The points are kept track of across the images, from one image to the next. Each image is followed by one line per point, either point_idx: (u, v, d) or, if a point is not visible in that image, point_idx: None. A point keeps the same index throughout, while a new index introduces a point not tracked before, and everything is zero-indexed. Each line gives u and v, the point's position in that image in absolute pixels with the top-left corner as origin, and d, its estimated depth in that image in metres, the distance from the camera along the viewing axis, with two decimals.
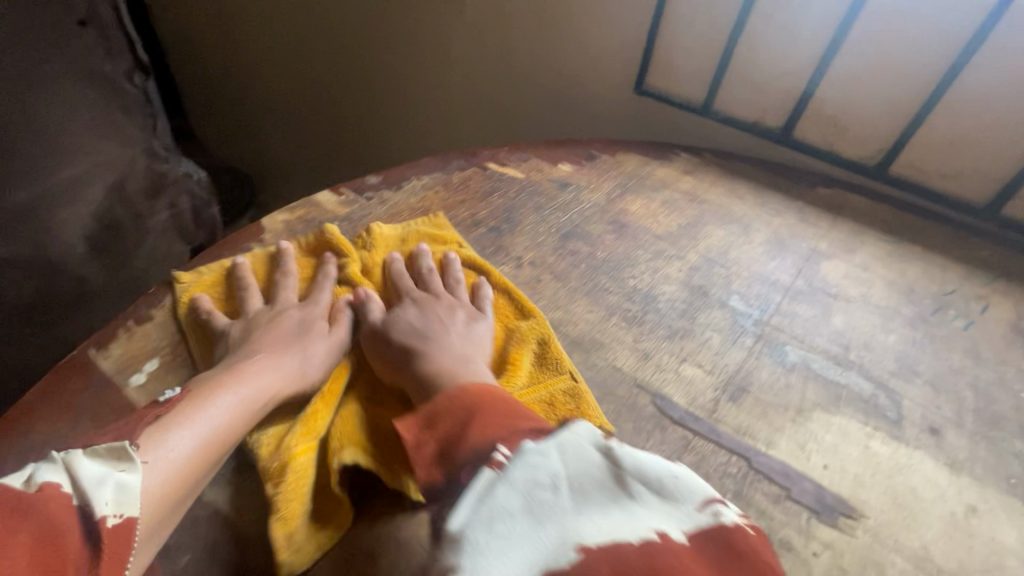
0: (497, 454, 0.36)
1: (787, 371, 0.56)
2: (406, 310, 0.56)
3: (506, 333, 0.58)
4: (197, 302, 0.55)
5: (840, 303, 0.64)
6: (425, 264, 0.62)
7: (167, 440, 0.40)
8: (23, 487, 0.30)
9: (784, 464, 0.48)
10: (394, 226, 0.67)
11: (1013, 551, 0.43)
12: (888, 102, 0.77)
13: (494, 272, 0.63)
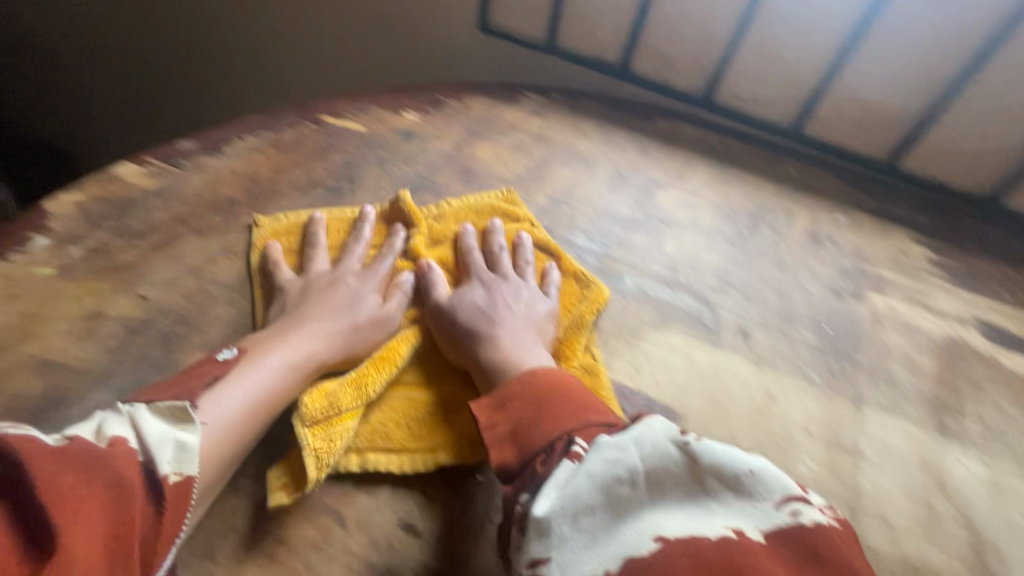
0: (575, 446, 0.39)
1: (624, 298, 0.60)
2: (466, 292, 0.58)
3: (566, 314, 0.58)
4: (270, 248, 0.57)
5: (671, 229, 0.70)
6: (496, 243, 0.63)
7: (220, 401, 0.42)
8: (96, 441, 0.33)
9: (619, 384, 0.53)
10: (469, 199, 0.68)
11: (799, 424, 0.51)
12: (707, 34, 0.82)
13: (565, 258, 0.64)
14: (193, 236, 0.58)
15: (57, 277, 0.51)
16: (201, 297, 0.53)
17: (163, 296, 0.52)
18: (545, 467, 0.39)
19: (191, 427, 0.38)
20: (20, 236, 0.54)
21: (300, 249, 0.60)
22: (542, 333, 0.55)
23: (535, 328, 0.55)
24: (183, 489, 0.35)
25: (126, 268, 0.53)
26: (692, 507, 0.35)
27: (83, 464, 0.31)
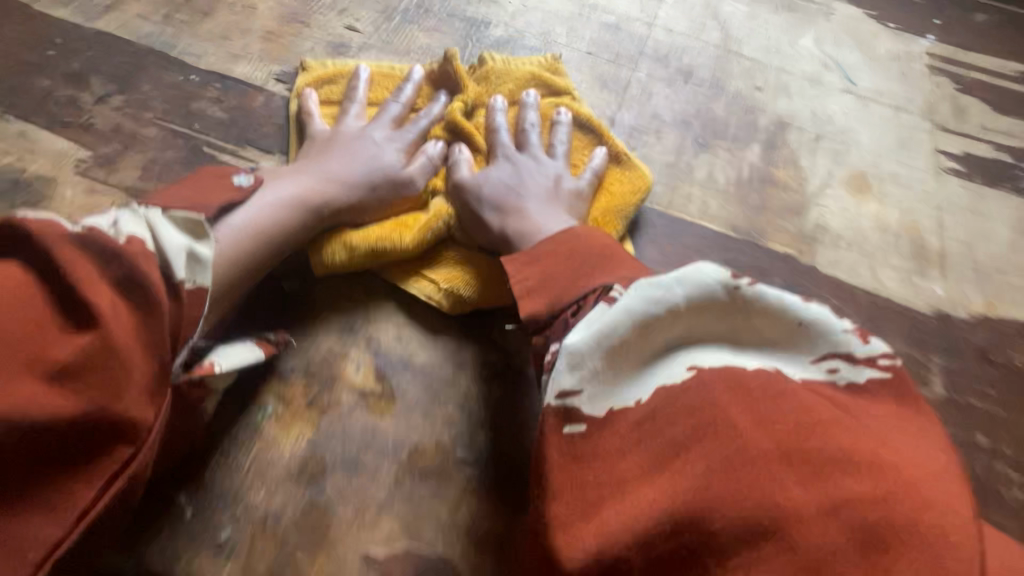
0: (614, 291, 0.38)
1: None
2: (497, 169, 0.52)
3: (601, 197, 0.53)
4: (306, 97, 0.54)
5: None
6: (527, 118, 0.55)
7: (231, 220, 0.42)
8: (112, 235, 0.33)
9: None
10: (510, 62, 0.59)
11: None
12: None
13: (613, 142, 0.56)
14: None
15: None
16: None
17: None
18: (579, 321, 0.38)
19: (208, 242, 0.37)
20: None
21: (336, 103, 0.56)
22: (573, 211, 0.51)
23: (571, 205, 0.51)
24: (194, 298, 0.35)
25: None
26: (718, 353, 0.34)
27: (96, 253, 0.32)
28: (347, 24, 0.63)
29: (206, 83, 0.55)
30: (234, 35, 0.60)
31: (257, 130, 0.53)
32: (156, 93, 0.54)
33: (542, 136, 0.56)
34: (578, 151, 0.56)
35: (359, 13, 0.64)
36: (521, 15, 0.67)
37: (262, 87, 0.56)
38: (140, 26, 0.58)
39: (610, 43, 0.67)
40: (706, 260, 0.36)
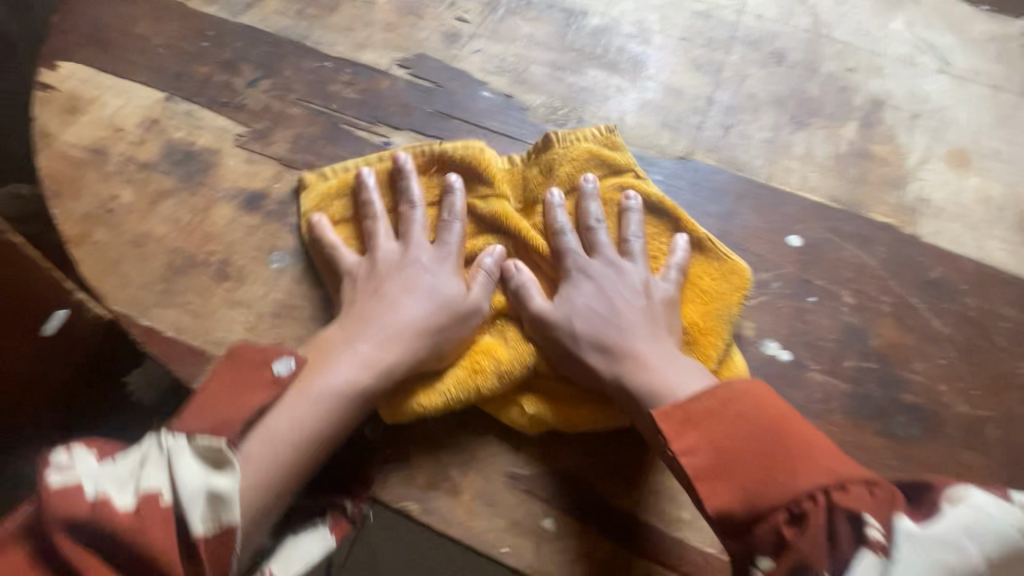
0: (868, 529, 0.32)
1: None
2: (580, 292, 0.47)
3: (691, 296, 0.48)
4: (319, 226, 0.49)
5: None
6: (590, 212, 0.50)
7: (268, 431, 0.40)
8: (122, 505, 0.35)
9: None
10: (558, 139, 0.53)
11: None
12: None
13: (696, 229, 0.51)
14: None
15: None
16: None
17: None
18: (806, 546, 0.33)
19: (229, 472, 0.37)
20: None
21: (351, 219, 0.51)
22: (670, 330, 0.45)
23: (664, 322, 0.46)
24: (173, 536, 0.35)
25: None
26: None
27: (131, 526, 0.35)
28: (457, 16, 0.68)
29: (338, 68, 0.61)
30: (358, 27, 0.65)
31: (387, 107, 0.58)
32: (297, 78, 0.60)
33: (610, 230, 0.51)
34: (659, 245, 0.51)
35: (468, 7, 0.69)
36: (615, 4, 0.71)
37: (387, 72, 0.62)
38: (277, 20, 0.65)
39: (702, 29, 0.70)
40: (973, 488, 0.33)
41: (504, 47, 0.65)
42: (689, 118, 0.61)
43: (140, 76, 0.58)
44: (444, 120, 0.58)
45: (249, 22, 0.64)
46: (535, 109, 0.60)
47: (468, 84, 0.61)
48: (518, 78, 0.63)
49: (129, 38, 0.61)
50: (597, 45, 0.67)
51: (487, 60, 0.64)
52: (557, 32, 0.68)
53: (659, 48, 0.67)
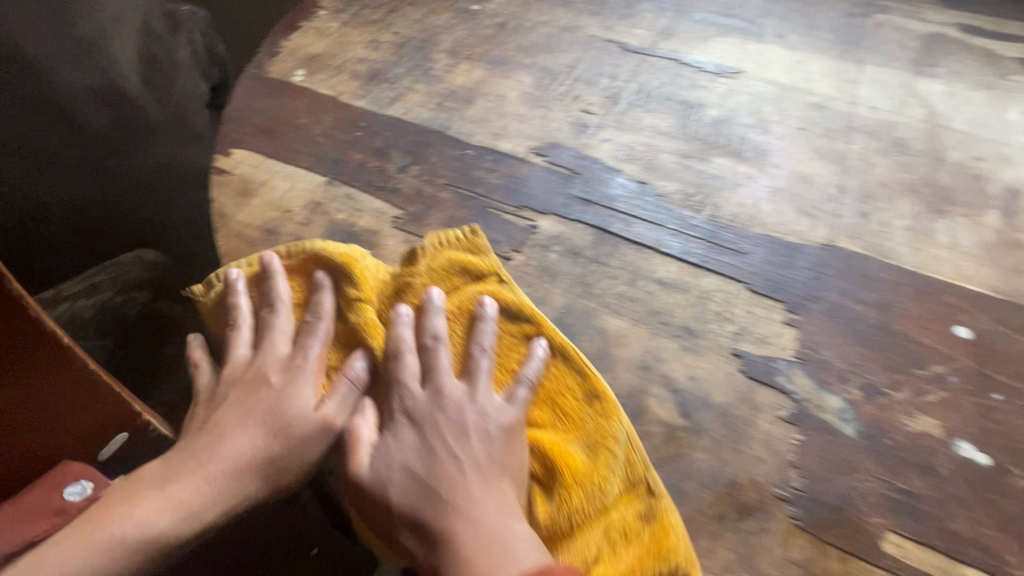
0: None
1: (697, 24, 0.88)
2: (399, 440, 0.43)
3: (553, 421, 0.44)
4: (194, 344, 0.52)
5: None
6: (432, 328, 0.47)
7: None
8: None
9: (697, 59, 0.81)
10: (424, 250, 0.52)
11: (818, 73, 0.79)
12: None
13: (556, 337, 0.47)
14: (410, 6, 0.88)
15: (342, 27, 0.82)
16: (428, 31, 0.83)
17: (408, 31, 0.83)
18: None
19: None
20: (309, 10, 0.85)
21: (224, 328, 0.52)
22: (510, 478, 0.41)
23: (514, 462, 0.42)
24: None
25: (378, 22, 0.84)
26: None
27: None
28: (582, 107, 0.72)
29: (479, 156, 0.65)
30: (494, 117, 0.70)
31: (528, 192, 0.61)
32: (442, 164, 0.64)
33: (455, 344, 0.48)
34: (515, 363, 0.47)
35: (591, 99, 0.74)
36: (730, 97, 0.75)
37: (525, 159, 0.65)
38: (420, 112, 0.70)
39: (820, 120, 0.72)
40: None
41: (631, 137, 0.68)
42: (824, 205, 0.61)
43: (303, 162, 0.63)
44: (585, 204, 0.60)
45: (396, 113, 0.70)
46: (670, 195, 0.62)
47: (602, 170, 0.64)
48: (648, 165, 0.65)
49: (292, 129, 0.67)
50: (719, 134, 0.69)
51: (617, 148, 0.66)
52: (679, 123, 0.70)
53: (781, 138, 0.69)
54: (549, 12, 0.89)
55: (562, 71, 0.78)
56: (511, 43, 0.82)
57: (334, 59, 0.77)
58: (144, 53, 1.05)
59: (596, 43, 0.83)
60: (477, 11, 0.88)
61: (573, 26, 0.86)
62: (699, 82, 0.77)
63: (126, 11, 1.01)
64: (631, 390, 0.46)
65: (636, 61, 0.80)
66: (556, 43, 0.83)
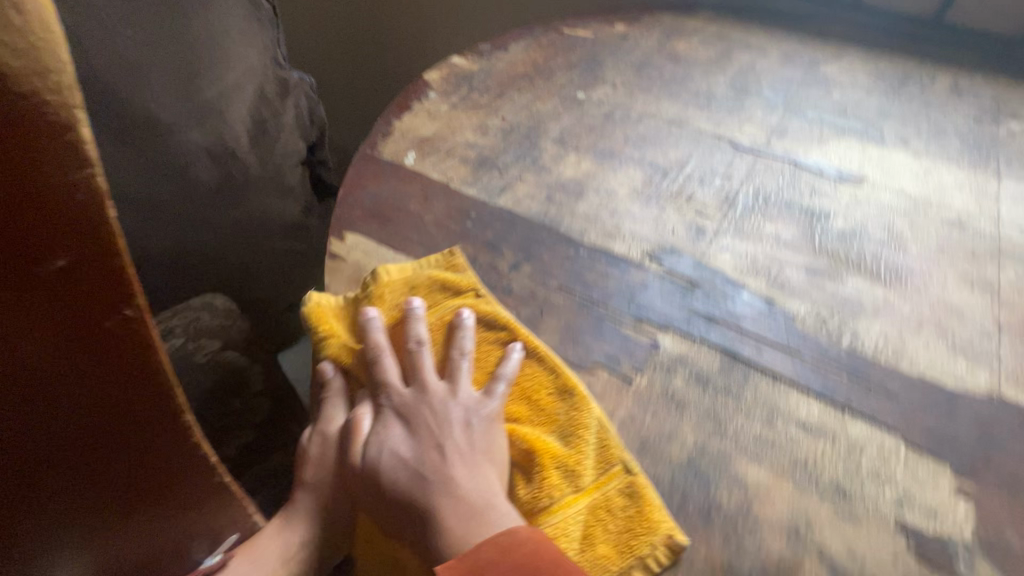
0: None
1: (810, 123, 0.85)
2: (391, 431, 0.49)
3: (530, 413, 0.50)
4: None
5: (837, 87, 0.94)
6: (414, 334, 0.53)
7: None
8: None
9: (816, 162, 0.77)
10: (400, 269, 0.59)
11: (951, 184, 0.74)
12: None
13: (524, 337, 0.53)
14: (516, 91, 0.89)
15: (451, 110, 0.84)
16: (535, 118, 0.83)
17: (515, 117, 0.83)
18: None
19: None
20: (420, 91, 0.87)
21: None
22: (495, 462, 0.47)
23: (495, 449, 0.48)
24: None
25: (486, 106, 0.85)
26: None
27: None
28: (697, 209, 0.69)
29: (592, 257, 0.62)
30: (605, 215, 0.68)
31: (647, 302, 0.57)
32: (555, 264, 0.61)
33: (435, 350, 0.54)
34: (492, 362, 0.53)
35: (705, 200, 0.70)
36: (856, 207, 0.70)
37: (641, 264, 0.62)
38: (530, 205, 0.69)
39: (962, 241, 0.66)
40: None
41: (752, 246, 0.64)
42: (981, 344, 0.55)
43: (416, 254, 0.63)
44: (709, 321, 0.56)
45: (505, 205, 0.69)
46: (802, 318, 0.57)
47: (725, 283, 0.60)
48: (775, 281, 0.60)
49: (404, 215, 0.67)
50: (849, 250, 0.64)
51: (738, 259, 0.63)
52: (804, 234, 0.66)
53: (920, 259, 0.64)
54: (654, 103, 0.88)
55: (674, 168, 0.75)
56: (618, 135, 0.81)
57: (443, 142, 0.78)
58: (255, 114, 1.07)
59: (706, 138, 0.81)
60: (582, 99, 0.88)
61: (681, 119, 0.85)
62: (821, 189, 0.73)
63: (245, 78, 1.04)
64: (781, 561, 0.41)
65: (750, 160, 0.77)
66: (663, 137, 0.81)
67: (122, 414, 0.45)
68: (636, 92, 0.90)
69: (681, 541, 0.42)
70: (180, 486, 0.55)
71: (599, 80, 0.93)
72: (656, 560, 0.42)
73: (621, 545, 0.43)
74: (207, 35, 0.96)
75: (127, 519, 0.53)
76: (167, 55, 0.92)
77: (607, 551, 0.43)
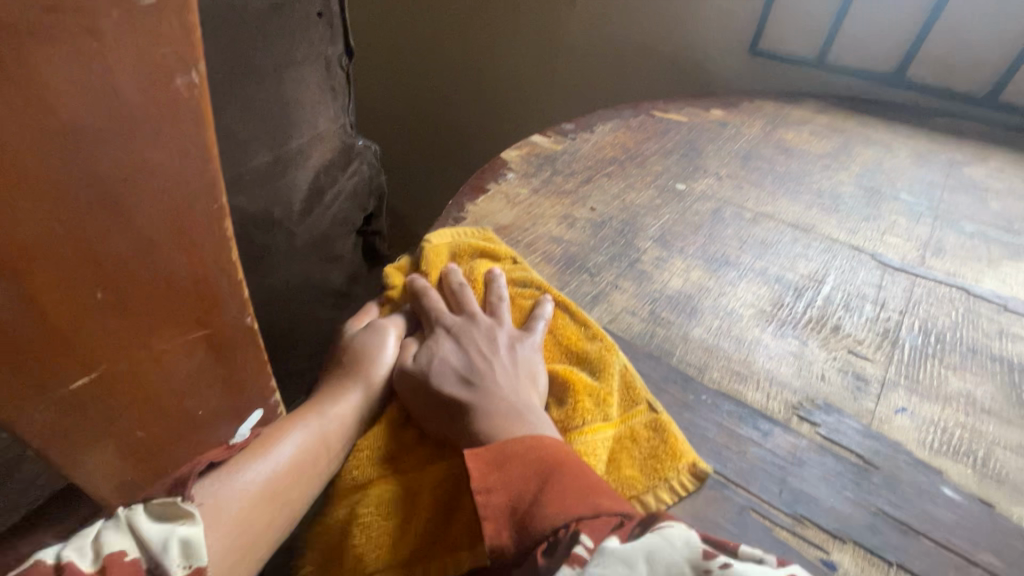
0: (580, 547, 0.32)
1: (970, 237, 0.69)
2: (442, 348, 0.50)
3: (564, 350, 0.51)
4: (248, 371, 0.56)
5: (991, 194, 0.78)
6: (456, 280, 0.56)
7: (230, 479, 0.42)
8: (89, 567, 0.30)
9: (994, 290, 0.61)
10: (445, 235, 0.61)
11: None
12: (949, 65, 1.01)
13: (553, 290, 0.56)
14: (605, 177, 0.78)
15: (532, 194, 0.73)
16: (629, 210, 0.71)
17: (606, 207, 0.71)
18: None
19: (195, 518, 0.34)
20: (497, 171, 0.77)
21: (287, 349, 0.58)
22: (538, 386, 0.48)
23: (537, 374, 0.48)
24: None
25: (572, 193, 0.74)
26: None
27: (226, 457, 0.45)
28: (850, 347, 0.53)
29: (718, 405, 0.47)
30: (728, 344, 0.53)
31: (806, 489, 0.41)
32: (668, 409, 0.47)
33: (478, 297, 0.56)
34: (526, 308, 0.55)
35: (857, 333, 0.55)
36: None
37: (789, 427, 0.45)
38: (630, 322, 0.55)
39: None
40: None
41: (937, 408, 0.48)
42: None
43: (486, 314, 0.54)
44: (902, 532, 0.39)
45: (601, 320, 0.55)
46: None
47: (914, 469, 0.43)
48: (986, 471, 0.43)
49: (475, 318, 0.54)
50: None
51: (922, 428, 0.46)
52: (1008, 398, 0.49)
53: None
54: (769, 200, 0.75)
55: (809, 286, 0.60)
56: (732, 237, 0.67)
57: (522, 232, 0.66)
58: (313, 181, 1.02)
59: (843, 249, 0.66)
60: (682, 191, 0.76)
61: (807, 223, 0.71)
62: (1012, 329, 0.56)
63: (309, 145, 0.99)
64: None
65: (906, 281, 0.61)
66: (786, 245, 0.66)
67: (179, 212, 0.42)
68: (744, 185, 0.78)
69: (705, 469, 0.42)
70: (219, 312, 0.49)
71: (700, 169, 0.81)
72: (681, 485, 0.41)
73: (647, 468, 0.42)
74: (279, 100, 0.89)
75: (187, 347, 0.48)
76: (236, 117, 0.84)
77: (634, 473, 0.42)
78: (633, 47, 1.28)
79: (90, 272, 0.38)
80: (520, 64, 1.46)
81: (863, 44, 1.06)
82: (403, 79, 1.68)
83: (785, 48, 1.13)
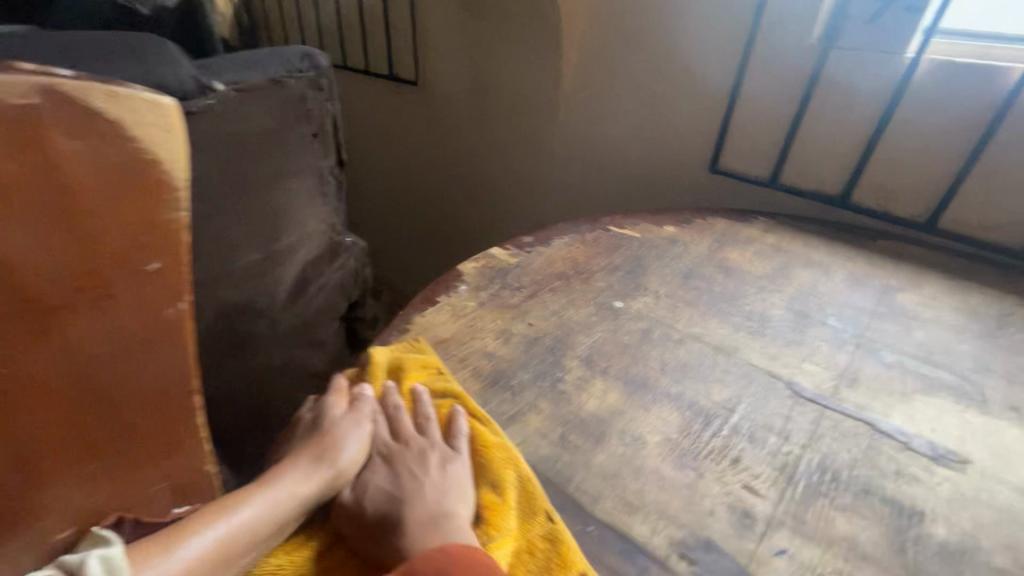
0: None
1: (887, 368, 0.72)
2: (375, 473, 0.58)
3: (478, 466, 0.58)
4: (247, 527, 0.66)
5: (918, 322, 0.82)
6: (391, 402, 0.64)
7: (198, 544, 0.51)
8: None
9: (900, 426, 0.63)
10: (385, 350, 0.70)
11: None
12: (889, 193, 1.08)
13: (468, 400, 0.63)
14: (549, 292, 0.84)
15: (478, 308, 0.79)
16: (564, 328, 0.76)
17: (542, 324, 0.77)
18: None
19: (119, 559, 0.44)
20: (450, 283, 0.84)
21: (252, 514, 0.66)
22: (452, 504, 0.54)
23: (449, 492, 0.55)
24: None
25: (515, 307, 0.80)
26: None
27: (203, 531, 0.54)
28: (745, 481, 0.56)
29: (604, 541, 0.50)
30: (628, 474, 0.56)
31: None
32: (556, 542, 0.50)
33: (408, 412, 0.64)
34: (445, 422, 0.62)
35: (755, 467, 0.57)
36: (960, 507, 0.54)
37: (667, 566, 0.48)
38: (538, 446, 0.59)
39: None
40: None
41: (818, 554, 0.49)
42: None
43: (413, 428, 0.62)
44: None
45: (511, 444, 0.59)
46: None
47: None
48: None
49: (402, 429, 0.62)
50: None
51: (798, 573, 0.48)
52: (892, 545, 0.51)
53: None
54: (699, 321, 0.80)
55: (718, 414, 0.63)
56: (654, 359, 0.72)
57: (459, 346, 0.72)
58: (298, 275, 1.11)
59: (759, 375, 0.70)
60: (619, 308, 0.81)
61: (732, 346, 0.75)
62: (912, 469, 0.58)
63: (297, 244, 1.09)
64: None
65: (814, 412, 0.65)
66: (706, 369, 0.70)
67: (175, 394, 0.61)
68: (679, 305, 0.83)
69: None
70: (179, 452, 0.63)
71: (641, 287, 0.87)
72: None
73: None
74: (271, 208, 1.00)
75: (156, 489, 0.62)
76: (229, 224, 0.94)
77: None
78: (610, 159, 1.41)
79: (90, 451, 0.55)
80: (516, 172, 1.62)
81: (811, 168, 1.14)
82: (416, 178, 1.91)
83: (742, 168, 1.22)
